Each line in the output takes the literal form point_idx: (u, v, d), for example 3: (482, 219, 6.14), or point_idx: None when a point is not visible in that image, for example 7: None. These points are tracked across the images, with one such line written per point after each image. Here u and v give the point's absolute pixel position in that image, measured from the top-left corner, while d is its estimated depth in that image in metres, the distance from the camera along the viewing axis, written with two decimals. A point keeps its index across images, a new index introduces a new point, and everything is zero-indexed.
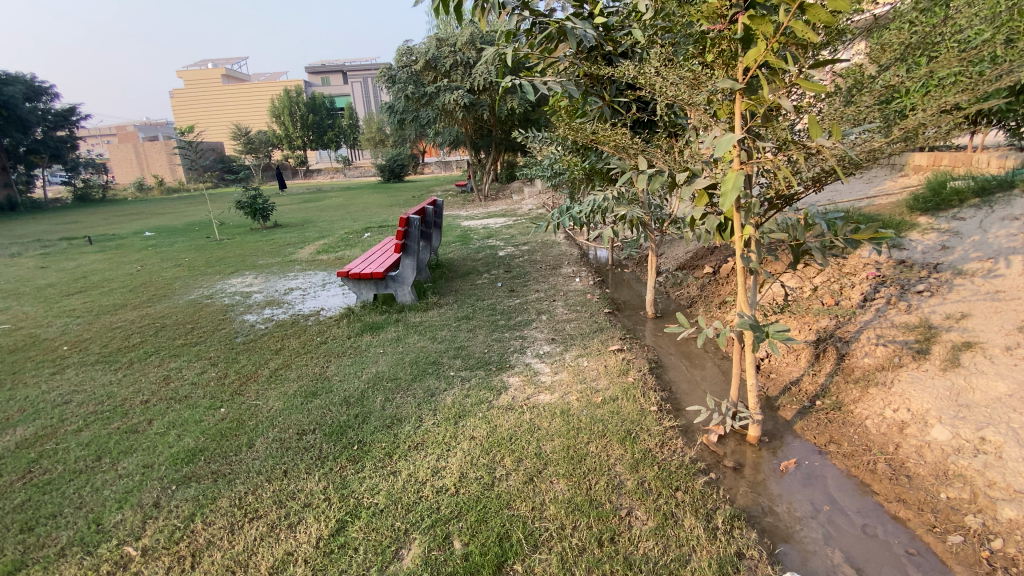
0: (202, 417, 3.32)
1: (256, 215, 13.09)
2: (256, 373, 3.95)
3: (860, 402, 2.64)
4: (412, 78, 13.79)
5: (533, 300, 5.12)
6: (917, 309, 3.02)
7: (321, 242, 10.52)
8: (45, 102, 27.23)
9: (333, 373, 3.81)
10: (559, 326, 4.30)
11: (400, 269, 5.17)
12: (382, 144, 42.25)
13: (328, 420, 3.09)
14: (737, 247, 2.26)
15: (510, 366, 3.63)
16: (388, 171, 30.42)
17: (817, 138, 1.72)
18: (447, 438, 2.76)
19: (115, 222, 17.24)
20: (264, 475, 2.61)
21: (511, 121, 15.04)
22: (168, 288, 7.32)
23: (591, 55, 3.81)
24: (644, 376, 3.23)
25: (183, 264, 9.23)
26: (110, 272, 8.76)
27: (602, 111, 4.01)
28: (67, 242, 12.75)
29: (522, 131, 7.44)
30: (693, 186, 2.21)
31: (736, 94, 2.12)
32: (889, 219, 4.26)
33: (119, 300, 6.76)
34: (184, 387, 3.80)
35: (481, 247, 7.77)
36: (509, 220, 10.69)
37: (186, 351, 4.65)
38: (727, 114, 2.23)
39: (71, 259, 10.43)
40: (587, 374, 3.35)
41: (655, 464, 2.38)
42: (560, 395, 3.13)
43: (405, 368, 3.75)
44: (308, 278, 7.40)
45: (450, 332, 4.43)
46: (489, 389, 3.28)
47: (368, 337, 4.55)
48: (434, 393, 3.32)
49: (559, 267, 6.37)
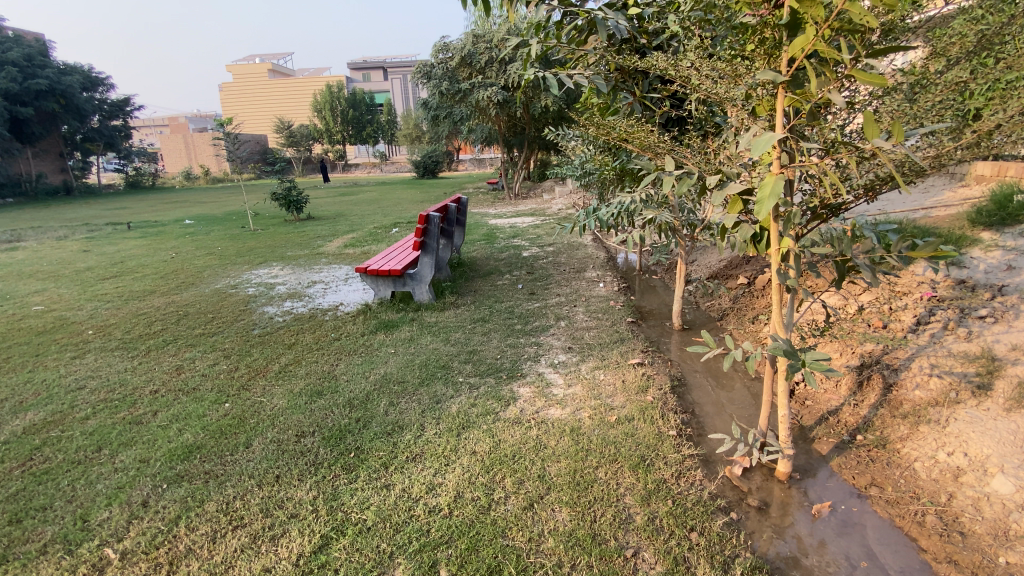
0: (206, 411, 3.26)
1: (290, 207, 13.28)
2: (265, 368, 3.89)
3: (909, 441, 2.34)
4: (447, 74, 13.74)
5: (553, 305, 4.91)
6: (978, 337, 2.66)
7: (350, 235, 10.56)
8: (103, 93, 28.59)
9: (342, 372, 3.71)
10: (578, 334, 4.08)
11: (419, 267, 5.05)
12: (418, 140, 42.64)
13: (329, 423, 2.98)
14: (773, 262, 2.00)
15: (522, 375, 3.43)
16: (422, 167, 30.59)
17: (874, 140, 1.45)
18: (446, 452, 2.59)
19: (159, 210, 17.87)
20: (255, 480, 2.51)
21: (545, 119, 14.80)
22: (197, 276, 7.43)
23: (623, 48, 3.58)
24: (665, 395, 2.99)
25: (214, 252, 9.42)
26: (146, 258, 9.01)
27: (633, 108, 3.77)
28: (111, 228, 13.27)
29: (553, 129, 7.23)
30: (726, 191, 1.97)
31: (780, 88, 1.87)
32: (948, 233, 3.86)
33: (149, 286, 6.90)
34: (194, 379, 3.77)
35: (506, 246, 7.60)
36: (537, 220, 10.48)
37: (202, 341, 4.65)
38: (767, 111, 1.97)
39: (112, 244, 10.81)
40: (603, 389, 3.13)
41: (669, 498, 2.16)
42: (572, 410, 2.93)
43: (414, 371, 3.61)
44: (332, 271, 7.39)
45: (464, 334, 4.27)
46: (497, 399, 3.10)
47: (382, 335, 4.44)
48: (440, 400, 3.16)
49: (584, 270, 6.13)
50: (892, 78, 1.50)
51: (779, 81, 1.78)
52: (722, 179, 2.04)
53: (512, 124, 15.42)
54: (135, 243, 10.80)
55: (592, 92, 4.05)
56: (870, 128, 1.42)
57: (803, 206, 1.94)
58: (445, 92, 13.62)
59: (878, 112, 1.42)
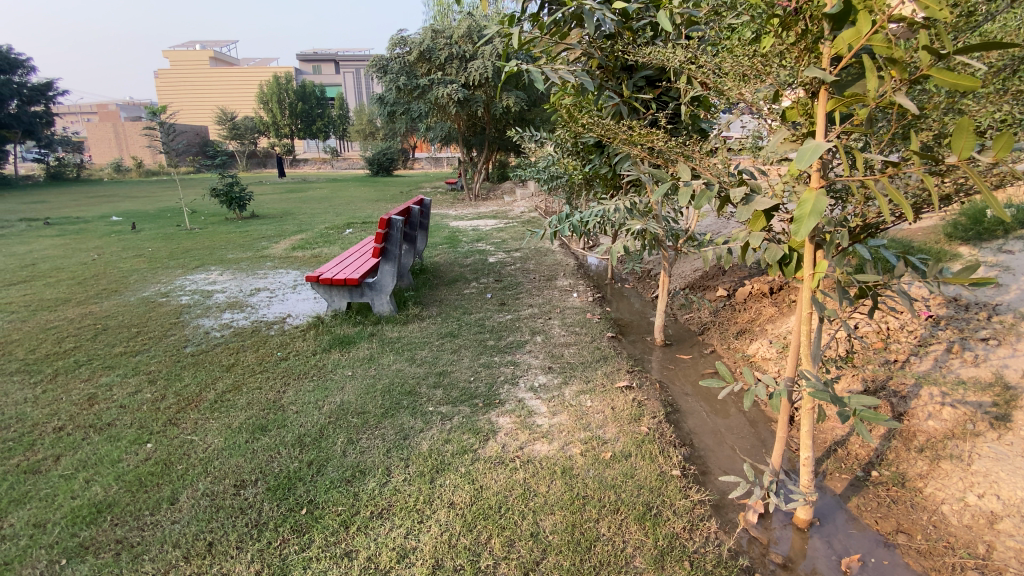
0: (122, 455, 2.71)
1: (232, 205, 12.31)
2: (199, 397, 3.34)
3: (931, 479, 2.17)
4: (404, 70, 13.18)
5: (526, 317, 4.58)
6: (986, 362, 2.54)
7: (299, 236, 9.85)
8: (20, 75, 26.03)
9: (290, 401, 3.22)
10: (556, 352, 3.76)
11: (379, 276, 4.59)
12: (371, 138, 41.45)
13: (275, 469, 2.52)
14: (807, 289, 1.75)
15: (500, 403, 3.07)
16: (376, 163, 29.70)
17: (963, 154, 1.24)
18: (419, 505, 2.21)
19: (85, 204, 16.34)
20: (182, 551, 2.05)
21: (506, 120, 14.49)
22: (123, 282, 6.61)
23: (608, 45, 3.30)
24: (660, 426, 2.72)
25: (144, 254, 8.49)
26: (62, 260, 8.01)
27: (618, 109, 3.50)
28: (24, 224, 11.86)
29: (519, 130, 6.86)
30: (755, 207, 1.71)
31: (821, 89, 1.64)
32: (926, 247, 3.82)
33: (64, 294, 6.05)
34: (109, 412, 3.18)
35: (469, 251, 7.21)
36: (500, 222, 10.14)
37: (124, 361, 4.01)
38: (802, 115, 1.74)
39: (23, 243, 9.59)
40: (591, 418, 2.81)
41: (685, 559, 1.87)
42: (560, 445, 2.60)
43: (376, 399, 3.17)
44: (279, 278, 6.76)
45: (431, 353, 3.87)
46: (473, 433, 2.74)
47: (337, 353, 3.97)
48: (408, 436, 2.75)
49: (555, 278, 5.84)
50: (980, 82, 1.28)
51: (827, 81, 1.54)
52: (747, 191, 1.79)
53: (471, 123, 15.00)
54: (51, 242, 9.65)
55: (571, 91, 3.75)
56: (962, 141, 1.22)
57: (840, 225, 1.71)
58: (402, 88, 13.06)
59: (973, 124, 1.21)
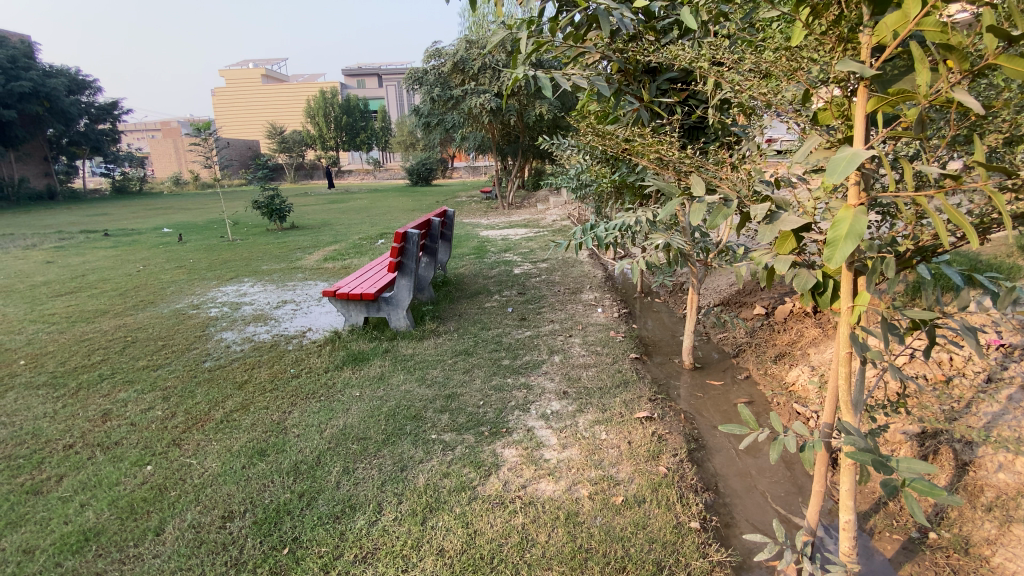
0: (121, 479, 2.67)
1: (272, 216, 12.64)
2: (206, 416, 3.29)
3: (1001, 547, 1.85)
4: (439, 81, 13.25)
5: (546, 334, 4.36)
6: None
7: (333, 247, 9.97)
8: (90, 97, 27.96)
9: (294, 423, 3.11)
10: (573, 375, 3.51)
11: (395, 291, 4.47)
12: (411, 148, 42.24)
13: (265, 500, 2.41)
14: (845, 326, 1.47)
15: (507, 431, 2.86)
16: (415, 173, 30.15)
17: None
18: (406, 550, 2.04)
19: (140, 216, 17.25)
20: None
21: (540, 127, 14.33)
22: (159, 294, 6.80)
23: (628, 48, 3.08)
24: (681, 466, 2.45)
25: (185, 265, 8.77)
26: (110, 270, 8.39)
27: (639, 114, 3.27)
28: (83, 236, 12.57)
29: (548, 137, 6.65)
30: (781, 226, 1.45)
31: (860, 87, 1.36)
32: (996, 262, 3.38)
33: (104, 305, 6.27)
34: (118, 431, 3.17)
35: (495, 262, 7.05)
36: (530, 232, 9.95)
37: (143, 376, 4.04)
38: (837, 118, 1.46)
39: (79, 254, 10.12)
40: (605, 454, 2.56)
41: None
42: (567, 485, 2.37)
43: (379, 424, 3.02)
44: (306, 289, 6.79)
45: (442, 373, 3.70)
46: (475, 466, 2.55)
47: (348, 371, 3.87)
48: (406, 467, 2.59)
49: (580, 291, 5.58)
50: None
51: (866, 76, 1.27)
52: (771, 208, 1.52)
53: (505, 132, 14.91)
54: (103, 253, 10.14)
55: (591, 97, 3.52)
56: None
57: (885, 248, 1.42)
58: (436, 98, 13.13)
59: None
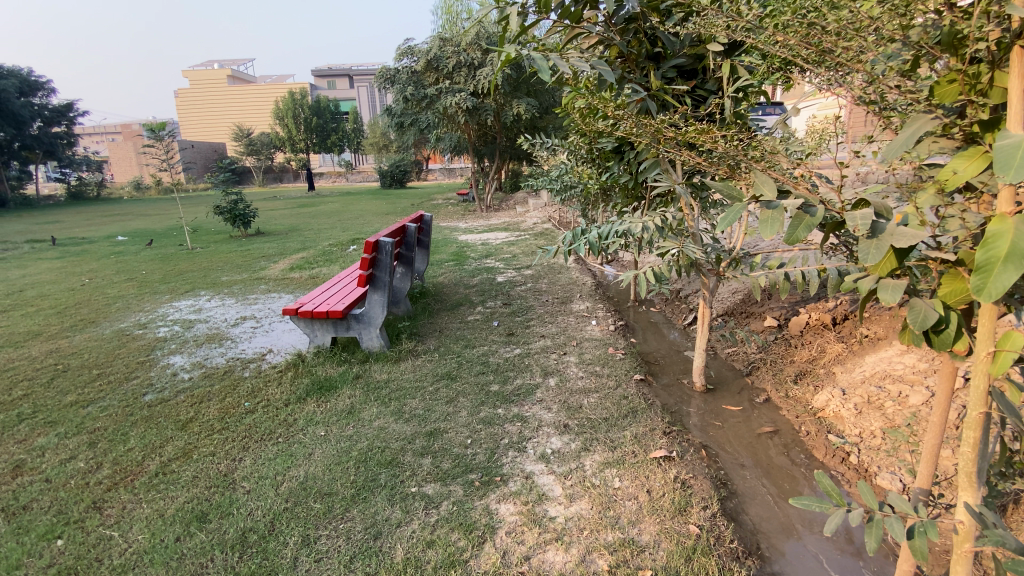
0: (18, 561, 2.12)
1: (237, 222, 11.88)
2: (139, 467, 2.75)
3: None
4: (411, 79, 12.67)
5: (537, 352, 3.92)
6: None
7: (301, 255, 9.35)
8: (41, 99, 26.47)
9: (244, 475, 2.60)
10: (573, 403, 3.08)
11: (367, 307, 3.96)
12: (383, 150, 41.42)
13: None
14: (985, 378, 1.07)
15: (502, 480, 2.41)
16: (388, 176, 29.44)
17: None
18: None
19: (94, 223, 16.19)
20: None
21: (518, 128, 13.94)
22: (103, 311, 6.11)
23: (631, 29, 2.66)
24: (715, 522, 2.05)
25: (136, 278, 8.03)
26: (52, 285, 7.62)
27: (644, 105, 2.83)
28: (28, 246, 11.61)
29: (529, 137, 6.22)
30: (896, 239, 1.05)
31: (1014, 48, 0.98)
32: None
33: (37, 326, 5.57)
34: (29, 490, 2.60)
35: (477, 270, 6.58)
36: (512, 236, 9.51)
37: (69, 414, 3.44)
38: (962, 95, 1.08)
39: (19, 267, 9.25)
40: (622, 509, 2.14)
41: None
42: (579, 554, 1.93)
43: (348, 473, 2.53)
44: (270, 304, 6.19)
45: (422, 403, 3.21)
46: (467, 530, 2.09)
47: (314, 403, 3.35)
48: (380, 532, 2.12)
49: (571, 301, 5.17)
50: None
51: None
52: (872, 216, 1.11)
53: (482, 132, 14.42)
54: (47, 265, 9.29)
55: (586, 89, 3.10)
56: None
57: None
58: (409, 98, 12.60)
59: None
